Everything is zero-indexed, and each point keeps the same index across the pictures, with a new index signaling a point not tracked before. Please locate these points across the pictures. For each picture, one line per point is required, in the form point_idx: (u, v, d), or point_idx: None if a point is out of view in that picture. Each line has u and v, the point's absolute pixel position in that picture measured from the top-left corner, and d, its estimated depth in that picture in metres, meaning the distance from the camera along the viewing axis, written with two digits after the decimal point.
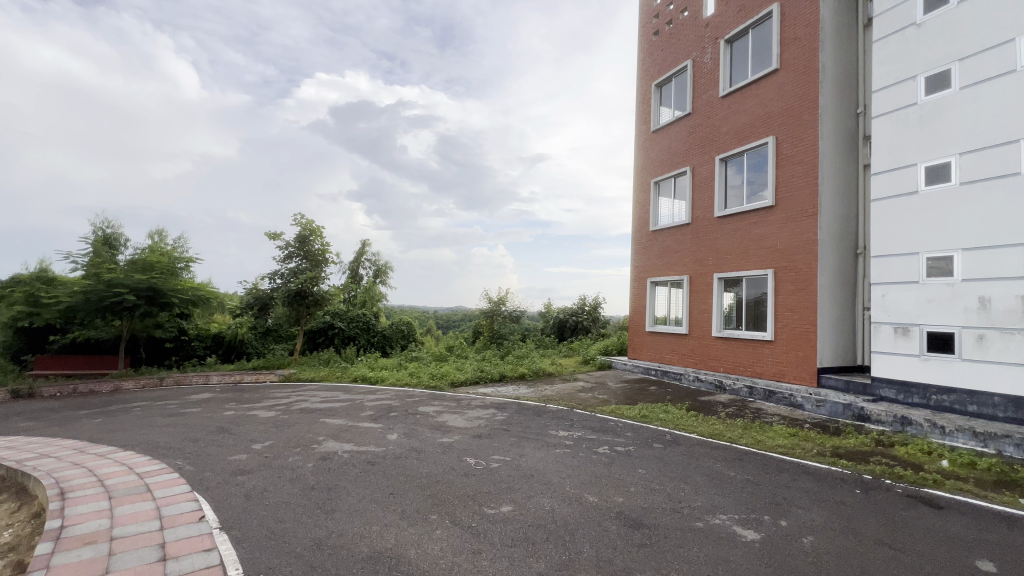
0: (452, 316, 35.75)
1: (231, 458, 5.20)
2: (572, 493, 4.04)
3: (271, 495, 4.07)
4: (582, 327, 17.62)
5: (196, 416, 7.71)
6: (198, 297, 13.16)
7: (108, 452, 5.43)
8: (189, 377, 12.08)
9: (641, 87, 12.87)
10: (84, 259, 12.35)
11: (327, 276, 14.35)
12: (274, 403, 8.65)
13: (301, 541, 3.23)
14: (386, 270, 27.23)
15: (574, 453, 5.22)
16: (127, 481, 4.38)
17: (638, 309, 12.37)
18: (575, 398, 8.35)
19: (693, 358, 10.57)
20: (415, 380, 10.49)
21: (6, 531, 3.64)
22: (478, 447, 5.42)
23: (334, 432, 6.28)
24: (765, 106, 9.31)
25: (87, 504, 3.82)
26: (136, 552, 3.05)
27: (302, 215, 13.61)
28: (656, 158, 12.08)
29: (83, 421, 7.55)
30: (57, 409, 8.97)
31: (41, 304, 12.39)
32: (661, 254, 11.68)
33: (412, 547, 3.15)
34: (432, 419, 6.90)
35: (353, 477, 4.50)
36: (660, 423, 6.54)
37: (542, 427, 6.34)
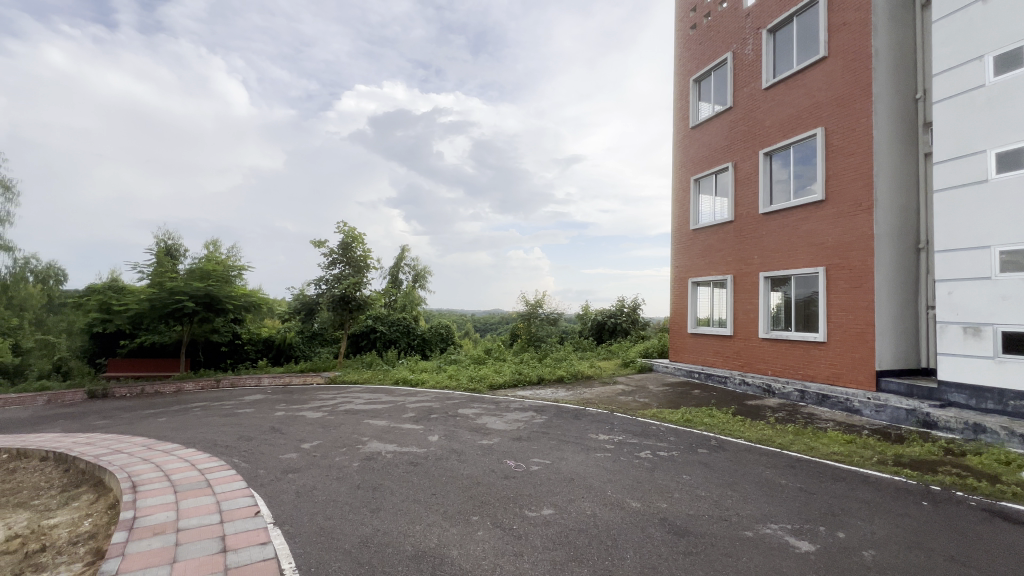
0: (489, 319, 35.98)
1: (282, 457, 5.44)
2: (614, 499, 3.98)
3: (319, 493, 4.24)
4: (621, 329, 17.36)
5: (250, 416, 8.13)
6: (251, 304, 13.89)
7: (172, 449, 5.81)
8: (243, 379, 12.76)
9: (679, 83, 12.59)
10: (150, 269, 13.29)
11: (369, 281, 14.82)
12: (322, 404, 9.00)
13: (348, 539, 3.33)
14: (425, 274, 27.83)
15: (616, 457, 5.14)
16: (190, 477, 4.67)
17: (679, 310, 12.07)
18: (615, 401, 8.24)
19: (739, 361, 10.20)
20: (454, 383, 10.65)
21: (87, 520, 3.97)
22: (518, 450, 5.44)
23: (378, 433, 6.47)
24: (812, 96, 8.88)
25: (155, 497, 4.10)
26: (199, 543, 3.25)
27: (345, 222, 14.17)
28: (695, 155, 11.77)
29: (151, 420, 8.12)
30: (128, 409, 9.70)
31: (113, 311, 13.44)
32: (702, 253, 11.36)
33: (455, 547, 3.19)
34: (472, 421, 6.99)
35: (397, 477, 4.61)
36: (705, 428, 6.34)
37: (582, 430, 6.29)
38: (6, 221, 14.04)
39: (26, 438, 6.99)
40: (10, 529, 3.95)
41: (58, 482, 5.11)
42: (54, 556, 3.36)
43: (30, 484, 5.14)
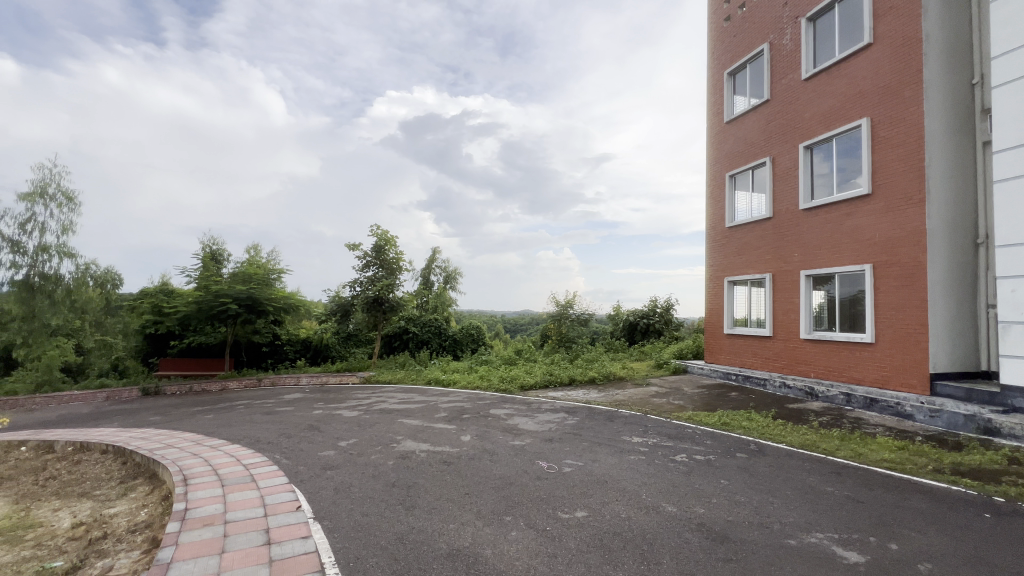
0: (520, 320, 36.02)
1: (321, 454, 5.62)
2: (649, 502, 3.91)
3: (356, 490, 4.35)
4: (654, 330, 17.05)
5: (290, 414, 8.44)
6: (290, 306, 14.41)
7: (219, 444, 6.10)
8: (283, 378, 13.25)
9: (712, 77, 12.28)
10: (197, 273, 13.99)
11: (401, 283, 15.11)
12: (358, 403, 9.24)
13: (384, 535, 3.40)
14: (456, 276, 28.14)
15: (650, 460, 5.04)
16: (236, 471, 4.89)
17: (715, 310, 11.75)
18: (648, 403, 8.10)
19: (779, 362, 9.84)
20: (486, 383, 10.72)
21: (143, 510, 4.22)
22: (550, 451, 5.42)
23: (412, 432, 6.59)
24: (857, 85, 8.47)
25: (205, 490, 4.32)
26: (246, 535, 3.39)
27: (378, 226, 14.52)
28: (730, 151, 11.44)
29: (199, 417, 8.55)
30: (178, 406, 10.24)
31: (164, 313, 14.24)
32: (739, 252, 11.01)
33: (489, 546, 3.21)
34: (504, 422, 7.01)
35: (431, 476, 4.67)
36: (743, 432, 6.15)
37: (615, 432, 6.21)
38: (69, 229, 15.06)
39: (88, 433, 7.47)
40: (76, 516, 4.24)
41: (117, 474, 5.45)
42: (115, 543, 3.58)
43: (92, 475, 5.50)
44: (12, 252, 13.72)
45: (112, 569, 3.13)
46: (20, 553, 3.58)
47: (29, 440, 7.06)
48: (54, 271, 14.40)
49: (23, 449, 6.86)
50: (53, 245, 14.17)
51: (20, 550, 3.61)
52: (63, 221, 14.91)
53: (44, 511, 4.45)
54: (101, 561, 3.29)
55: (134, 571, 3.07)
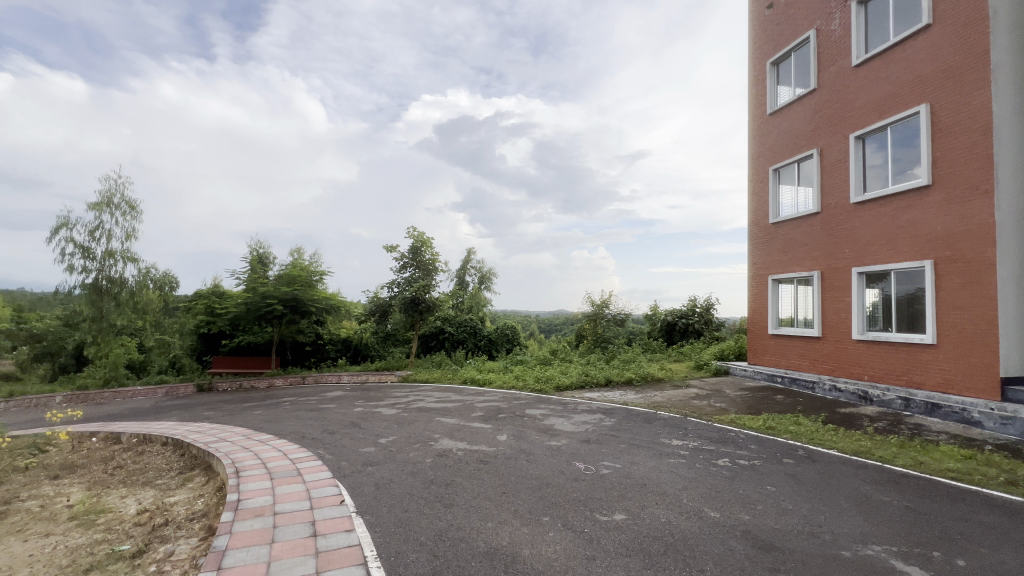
0: (555, 320, 35.85)
1: (362, 450, 5.78)
2: (690, 507, 3.81)
3: (396, 486, 4.46)
4: (693, 330, 16.59)
5: (332, 411, 8.74)
6: (331, 306, 14.92)
7: (268, 439, 6.38)
8: (326, 376, 13.73)
9: (754, 68, 11.83)
10: (245, 276, 14.72)
11: (437, 284, 15.37)
12: (396, 402, 9.46)
13: (424, 531, 3.48)
14: (490, 276, 28.33)
15: (690, 464, 4.91)
16: (283, 465, 5.11)
17: (758, 309, 11.30)
18: (688, 405, 7.89)
19: (828, 365, 9.37)
20: (521, 383, 10.74)
21: (200, 499, 4.48)
22: (587, 452, 5.36)
23: (449, 431, 6.67)
24: (914, 69, 7.96)
25: (255, 482, 4.54)
26: (293, 526, 3.53)
27: (414, 227, 14.83)
28: (774, 144, 10.98)
29: (249, 412, 8.99)
30: (229, 402, 10.80)
31: (216, 314, 15.07)
32: (784, 249, 10.55)
33: (527, 546, 3.22)
34: (540, 422, 7.00)
35: (468, 474, 4.72)
36: (790, 436, 5.89)
37: (654, 435, 6.09)
38: (132, 236, 16.14)
39: (150, 426, 7.98)
40: (141, 503, 4.55)
41: (176, 465, 5.81)
42: (175, 529, 3.82)
43: (154, 465, 5.88)
44: (84, 257, 14.79)
45: (174, 555, 3.34)
46: (94, 535, 3.88)
47: (98, 432, 7.60)
48: (120, 275, 15.21)
49: (93, 439, 7.39)
50: (119, 251, 15.19)
51: (94, 533, 3.91)
52: (127, 228, 16.00)
53: (113, 497, 4.81)
54: (163, 547, 3.51)
55: (193, 556, 3.26)
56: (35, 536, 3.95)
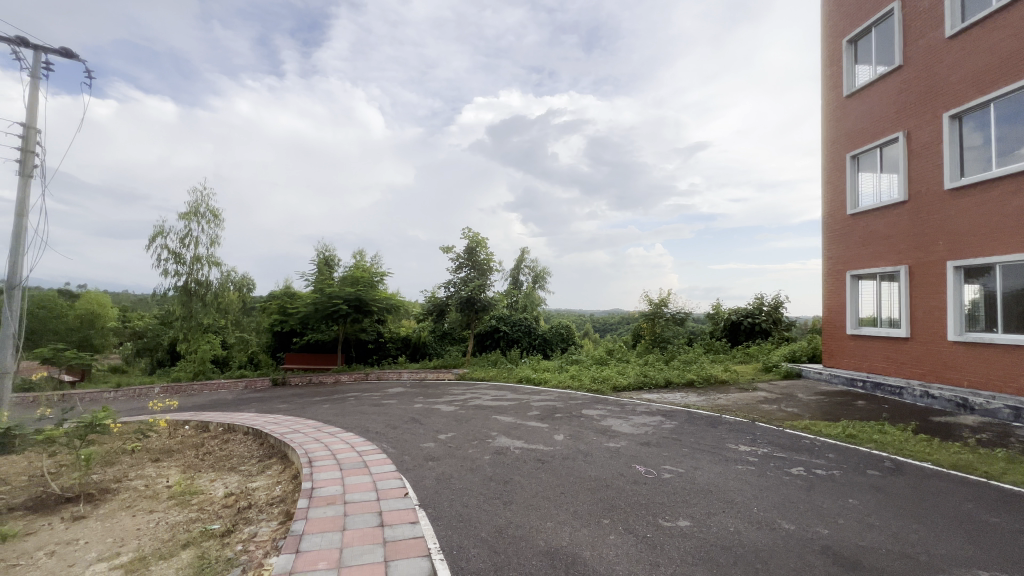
0: (609, 318, 35.22)
1: (422, 446, 5.96)
2: (760, 517, 3.61)
3: (456, 481, 4.57)
4: (759, 330, 15.70)
5: (394, 407, 9.10)
6: (391, 306, 15.55)
7: (336, 432, 6.76)
8: (387, 373, 14.32)
9: (827, 48, 10.98)
10: (313, 277, 15.75)
11: (491, 283, 15.59)
12: (454, 399, 9.69)
13: (484, 527, 3.54)
14: (544, 275, 28.29)
15: (760, 472, 4.64)
16: (351, 457, 5.39)
17: (835, 308, 10.46)
18: (755, 409, 7.47)
19: (919, 369, 8.53)
20: (577, 383, 10.65)
21: (278, 486, 4.84)
22: (647, 455, 5.22)
23: (505, 429, 6.74)
24: (1022, 36, 7.06)
25: (326, 472, 4.82)
26: (363, 515, 3.72)
27: (469, 228, 15.14)
28: (852, 128, 10.14)
29: (318, 406, 9.57)
30: (300, 396, 11.53)
31: (288, 313, 16.21)
32: (865, 242, 9.69)
33: (587, 548, 3.18)
34: (597, 423, 6.90)
35: (526, 473, 4.75)
36: (874, 446, 5.42)
37: (718, 439, 5.81)
38: (216, 242, 17.64)
39: (233, 416, 8.71)
40: (227, 487, 4.98)
41: (256, 453, 6.30)
42: (258, 513, 4.14)
43: (238, 453, 6.41)
44: (176, 262, 16.36)
45: (257, 536, 3.62)
46: (189, 514, 4.29)
47: (191, 420, 8.41)
48: (206, 278, 16.77)
49: (186, 427, 8.18)
50: (205, 256, 16.66)
51: (190, 512, 4.33)
52: (211, 235, 17.50)
53: (205, 480, 5.29)
54: (247, 528, 3.82)
55: (274, 538, 3.52)
56: (142, 512, 4.43)
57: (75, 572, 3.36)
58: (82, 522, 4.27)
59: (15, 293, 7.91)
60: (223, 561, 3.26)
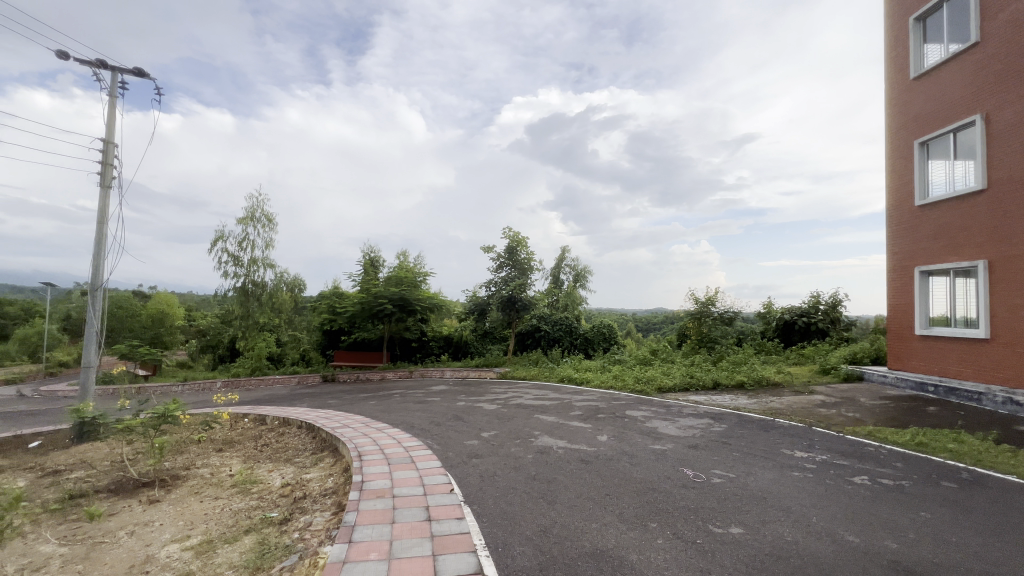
0: (652, 318, 34.39)
1: (466, 443, 6.04)
2: (820, 527, 3.42)
3: (500, 479, 4.61)
4: (814, 330, 14.88)
5: (438, 404, 9.30)
6: (434, 305, 15.87)
7: (383, 428, 6.98)
8: (431, 371, 14.64)
9: (891, 29, 10.27)
10: (360, 278, 16.33)
11: (532, 283, 15.60)
12: (496, 398, 9.77)
13: (528, 525, 3.55)
14: (585, 274, 28.01)
15: (819, 479, 4.39)
16: (398, 453, 5.55)
17: (901, 307, 9.74)
18: (812, 413, 7.07)
19: (1001, 373, 7.81)
20: (620, 383, 10.48)
21: (330, 478, 5.06)
22: (695, 459, 5.06)
23: (548, 428, 6.71)
24: None
25: (375, 466, 4.99)
26: (411, 509, 3.82)
27: (510, 227, 15.23)
28: (920, 113, 9.41)
29: (365, 402, 9.92)
30: (348, 392, 11.99)
31: (336, 313, 16.91)
32: (936, 235, 8.97)
33: (634, 551, 3.13)
34: (642, 424, 6.76)
35: (569, 473, 4.72)
36: (948, 456, 5.01)
37: (772, 444, 5.55)
38: (271, 245, 18.61)
39: (287, 410, 9.17)
40: (284, 477, 5.26)
41: (309, 446, 6.61)
42: (312, 503, 4.35)
43: (293, 445, 6.76)
44: (235, 264, 17.37)
45: (312, 525, 3.80)
46: (250, 501, 4.57)
47: (250, 413, 8.92)
48: (261, 279, 17.61)
49: (246, 419, 8.70)
50: (260, 258, 17.59)
51: (251, 500, 4.60)
52: (266, 238, 18.48)
53: (263, 470, 5.61)
54: (303, 517, 4.01)
55: (327, 528, 3.68)
56: (208, 498, 4.75)
57: (152, 552, 3.64)
58: (157, 505, 4.62)
59: (98, 294, 8.67)
60: (282, 548, 3.44)
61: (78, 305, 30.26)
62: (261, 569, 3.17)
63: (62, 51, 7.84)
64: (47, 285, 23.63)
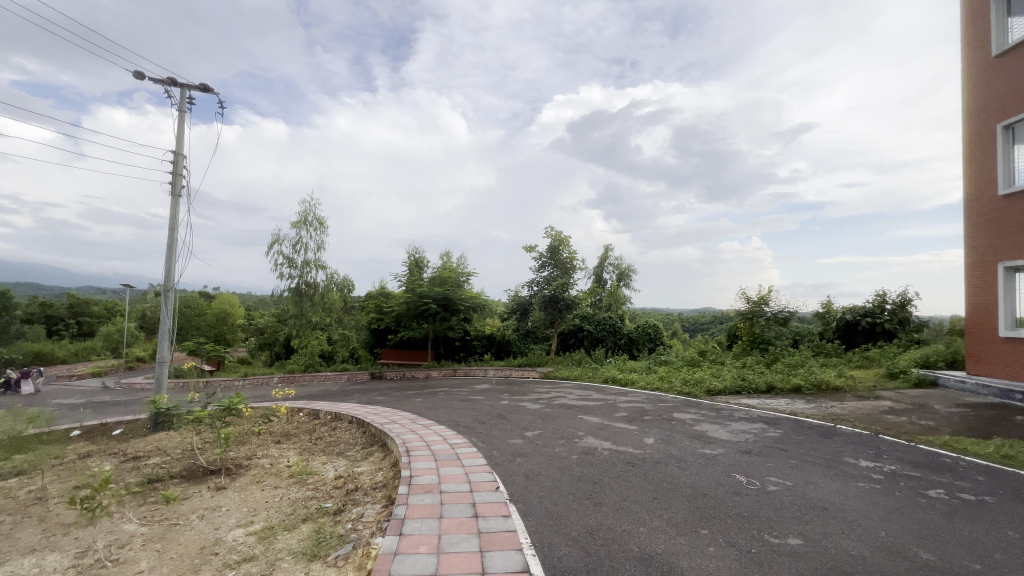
0: (699, 318, 33.26)
1: (510, 442, 6.09)
2: (889, 542, 3.19)
3: (545, 479, 4.60)
4: (879, 331, 13.92)
5: (482, 402, 9.42)
6: (477, 305, 16.07)
7: (430, 425, 7.14)
8: (474, 370, 14.84)
9: (967, 4, 9.44)
10: (405, 278, 16.78)
11: (575, 282, 15.48)
12: (539, 397, 9.77)
13: (575, 526, 3.53)
14: (629, 273, 27.47)
15: (887, 491, 4.10)
16: (444, 449, 5.67)
17: (983, 306, 8.92)
18: (879, 420, 6.61)
19: None
20: (667, 384, 10.20)
21: (380, 472, 5.24)
22: (749, 465, 4.85)
23: (592, 429, 6.64)
24: None
25: (423, 462, 5.12)
26: (458, 505, 3.90)
27: (552, 227, 15.18)
28: (1003, 94, 8.59)
29: (411, 399, 10.19)
30: (395, 389, 12.35)
31: (383, 312, 17.46)
32: (1022, 228, 8.18)
33: (684, 557, 3.05)
34: (690, 427, 6.55)
35: (615, 475, 4.64)
36: None
37: (833, 452, 5.23)
38: (322, 248, 19.45)
39: (338, 406, 9.56)
40: (337, 469, 5.51)
41: (360, 441, 6.88)
42: (364, 495, 4.52)
43: (345, 439, 7.05)
44: (290, 266, 18.25)
45: (364, 516, 3.95)
46: (307, 491, 4.81)
47: (305, 407, 9.38)
48: (314, 280, 18.31)
49: (301, 413, 9.16)
50: (313, 260, 18.37)
51: (308, 490, 4.84)
52: (318, 241, 19.33)
53: (318, 462, 5.88)
54: (355, 508, 4.18)
55: (379, 520, 3.81)
56: (269, 486, 5.04)
57: (221, 535, 3.90)
58: (224, 492, 4.96)
59: (170, 294, 9.37)
60: (337, 537, 3.60)
61: (152, 305, 32.83)
62: (318, 556, 3.33)
63: (138, 72, 8.54)
64: (126, 287, 25.79)
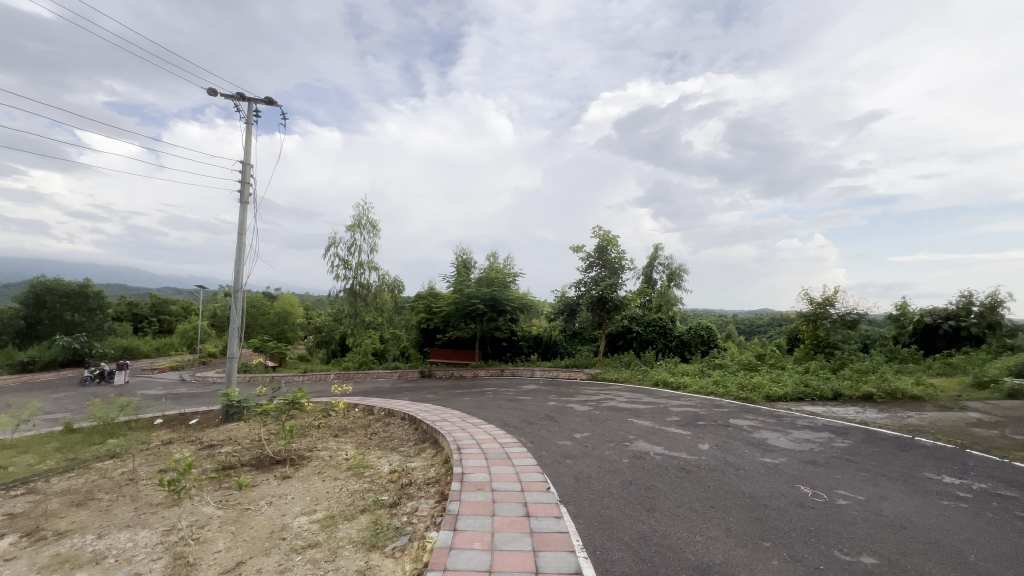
0: (756, 320, 31.69)
1: (559, 443, 6.08)
2: (979, 568, 2.91)
3: (595, 482, 4.56)
4: (964, 335, 12.72)
5: (529, 403, 9.45)
6: (524, 305, 16.14)
7: (479, 424, 7.25)
8: (521, 370, 14.92)
9: None
10: (453, 279, 17.10)
11: (624, 282, 15.19)
12: (587, 399, 9.68)
13: (628, 531, 3.48)
14: (680, 273, 26.63)
15: (976, 511, 3.74)
16: (494, 448, 5.75)
17: None
18: (963, 433, 6.04)
19: None
20: (722, 389, 9.79)
21: (432, 468, 5.39)
22: (814, 476, 4.58)
23: (643, 433, 6.50)
24: None
25: (475, 460, 5.22)
26: (509, 504, 3.94)
27: (600, 227, 14.96)
28: None
29: (460, 398, 10.41)
30: (443, 388, 12.63)
31: (432, 312, 17.89)
32: None
33: (745, 569, 2.93)
34: (748, 434, 6.27)
35: (669, 481, 4.52)
36: None
37: (910, 466, 4.84)
38: (375, 250, 20.21)
39: (391, 403, 9.91)
40: (391, 464, 5.72)
41: (412, 437, 7.09)
42: (417, 490, 4.67)
43: (398, 435, 7.31)
44: (345, 268, 19.10)
45: (418, 511, 4.08)
46: (364, 484, 5.02)
47: (360, 403, 9.78)
48: (367, 281, 19.09)
49: (357, 409, 9.56)
50: (366, 262, 19.14)
51: (365, 482, 5.06)
52: (371, 244, 20.09)
53: (373, 456, 6.14)
54: (409, 502, 4.32)
55: (432, 515, 3.92)
56: (329, 477, 5.32)
57: (287, 521, 4.16)
58: (289, 481, 5.28)
59: (239, 294, 10.07)
60: (393, 529, 3.74)
61: (223, 305, 35.24)
62: (376, 547, 3.48)
63: (212, 89, 9.25)
64: (200, 288, 27.90)
